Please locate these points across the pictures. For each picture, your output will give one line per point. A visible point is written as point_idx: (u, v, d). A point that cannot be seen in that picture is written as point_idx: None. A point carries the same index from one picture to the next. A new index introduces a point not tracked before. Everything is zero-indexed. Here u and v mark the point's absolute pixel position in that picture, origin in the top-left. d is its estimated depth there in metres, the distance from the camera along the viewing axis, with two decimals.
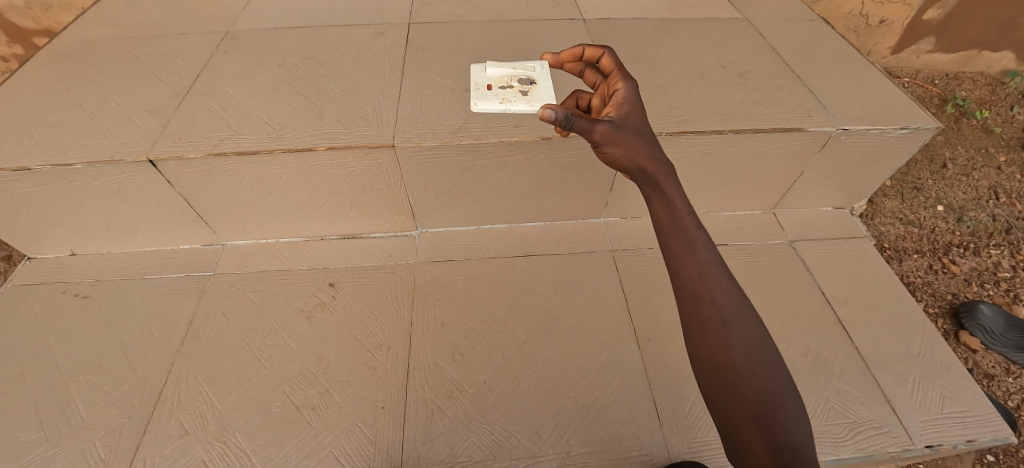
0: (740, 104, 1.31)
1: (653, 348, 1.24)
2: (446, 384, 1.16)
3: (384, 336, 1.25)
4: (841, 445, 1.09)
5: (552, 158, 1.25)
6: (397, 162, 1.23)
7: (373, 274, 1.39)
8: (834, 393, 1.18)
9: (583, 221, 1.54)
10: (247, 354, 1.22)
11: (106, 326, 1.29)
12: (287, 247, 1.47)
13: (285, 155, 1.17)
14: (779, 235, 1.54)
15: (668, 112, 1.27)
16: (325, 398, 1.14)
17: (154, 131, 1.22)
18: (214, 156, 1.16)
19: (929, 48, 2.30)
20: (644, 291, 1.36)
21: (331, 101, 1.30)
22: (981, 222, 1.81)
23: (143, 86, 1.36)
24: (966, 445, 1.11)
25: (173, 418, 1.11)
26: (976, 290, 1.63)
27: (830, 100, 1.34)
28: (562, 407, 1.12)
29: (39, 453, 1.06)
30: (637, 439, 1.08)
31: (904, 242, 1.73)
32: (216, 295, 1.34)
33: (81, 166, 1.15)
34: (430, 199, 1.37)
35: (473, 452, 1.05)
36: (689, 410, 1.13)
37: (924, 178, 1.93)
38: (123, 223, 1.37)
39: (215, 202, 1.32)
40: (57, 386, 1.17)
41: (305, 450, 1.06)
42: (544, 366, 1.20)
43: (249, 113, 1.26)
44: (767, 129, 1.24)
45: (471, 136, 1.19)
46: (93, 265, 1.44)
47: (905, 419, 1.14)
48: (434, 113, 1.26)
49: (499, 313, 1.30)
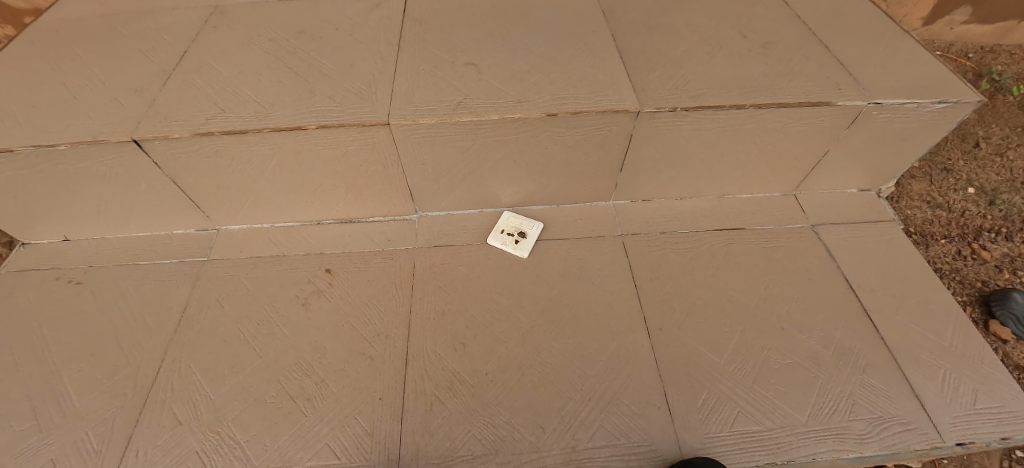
0: (763, 76, 1.20)
1: (665, 339, 1.17)
2: (446, 375, 1.11)
3: (382, 324, 1.20)
4: (866, 442, 1.03)
5: (558, 136, 1.17)
6: (394, 141, 1.15)
7: (371, 260, 1.33)
8: (859, 386, 1.11)
9: (591, 204, 1.46)
10: (242, 342, 1.19)
11: (100, 314, 1.25)
12: (283, 232, 1.42)
13: (274, 135, 1.10)
14: (800, 219, 1.45)
15: (684, 86, 1.17)
16: (321, 388, 1.10)
17: (139, 111, 1.15)
18: (200, 136, 1.09)
19: (964, 19, 2.14)
20: (656, 278, 1.29)
21: (324, 78, 1.22)
22: (1015, 205, 1.69)
23: (129, 64, 1.30)
24: (1001, 443, 1.04)
25: (166, 408, 1.08)
26: (1008, 277, 1.53)
27: (862, 71, 1.23)
28: (567, 400, 1.07)
29: (32, 442, 1.05)
30: (646, 434, 1.02)
31: (931, 227, 1.64)
32: (210, 282, 1.30)
33: (64, 147, 1.09)
34: (430, 181, 1.30)
35: (474, 446, 1.01)
36: (703, 404, 1.07)
37: (955, 158, 1.81)
38: (113, 208, 1.32)
39: (206, 185, 1.26)
40: (50, 375, 1.15)
41: (300, 442, 1.03)
42: (549, 357, 1.14)
43: (237, 91, 1.19)
44: (793, 103, 1.13)
45: (472, 113, 1.10)
46: (87, 250, 1.40)
47: (934, 415, 1.07)
48: (432, 89, 1.17)
49: (502, 301, 1.24)
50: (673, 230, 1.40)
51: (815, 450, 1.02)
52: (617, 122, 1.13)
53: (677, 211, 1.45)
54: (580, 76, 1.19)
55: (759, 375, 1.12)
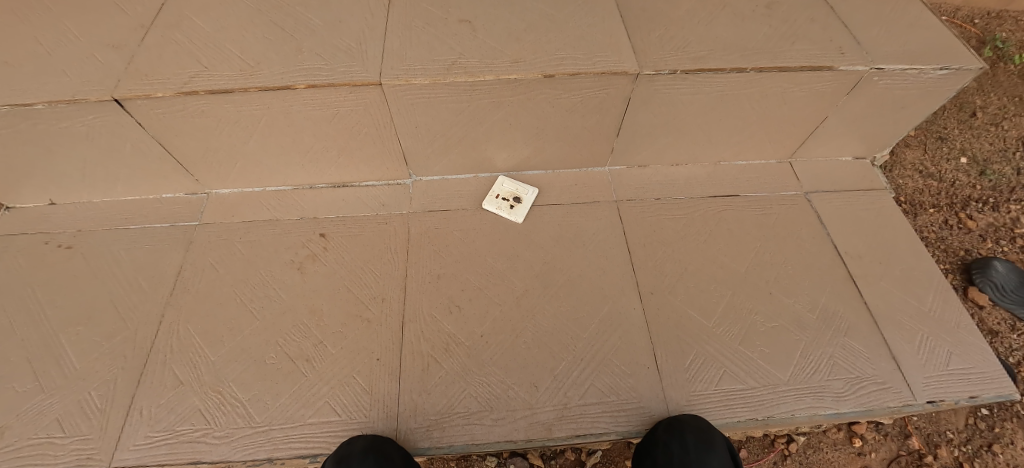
0: (765, 39, 1.17)
1: (656, 302, 1.20)
2: (442, 337, 1.13)
3: (378, 288, 1.21)
4: (843, 400, 1.08)
5: (554, 99, 1.14)
6: (386, 102, 1.12)
7: (366, 224, 1.33)
8: (839, 348, 1.15)
9: (586, 170, 1.45)
10: (239, 306, 1.20)
11: (93, 278, 1.25)
12: (275, 196, 1.40)
13: (262, 95, 1.06)
14: (793, 187, 1.45)
15: (685, 47, 1.14)
16: (319, 350, 1.12)
17: (118, 68, 1.09)
18: (184, 96, 1.05)
19: None
20: (649, 244, 1.30)
21: (311, 34, 1.17)
22: (1004, 176, 1.70)
23: (104, 18, 1.23)
24: (969, 401, 1.10)
25: (167, 369, 1.10)
26: (990, 246, 1.57)
27: (866, 34, 1.20)
28: (560, 361, 1.10)
29: (36, 402, 1.07)
30: (635, 392, 1.07)
31: (921, 196, 1.66)
32: (203, 246, 1.29)
33: (42, 106, 1.04)
34: (423, 144, 1.28)
35: (469, 404, 1.05)
36: (690, 364, 1.11)
37: (951, 127, 1.81)
38: (98, 171, 1.28)
39: (193, 147, 1.22)
40: (48, 338, 1.15)
41: (300, 401, 1.06)
42: (543, 320, 1.16)
43: (221, 47, 1.14)
44: (794, 67, 1.11)
45: (466, 73, 1.07)
46: (75, 214, 1.37)
47: (909, 376, 1.12)
48: (425, 47, 1.13)
49: (497, 266, 1.26)
50: (667, 197, 1.40)
51: (794, 407, 1.07)
52: (615, 85, 1.11)
53: (673, 177, 1.45)
54: (578, 36, 1.15)
55: (745, 337, 1.15)
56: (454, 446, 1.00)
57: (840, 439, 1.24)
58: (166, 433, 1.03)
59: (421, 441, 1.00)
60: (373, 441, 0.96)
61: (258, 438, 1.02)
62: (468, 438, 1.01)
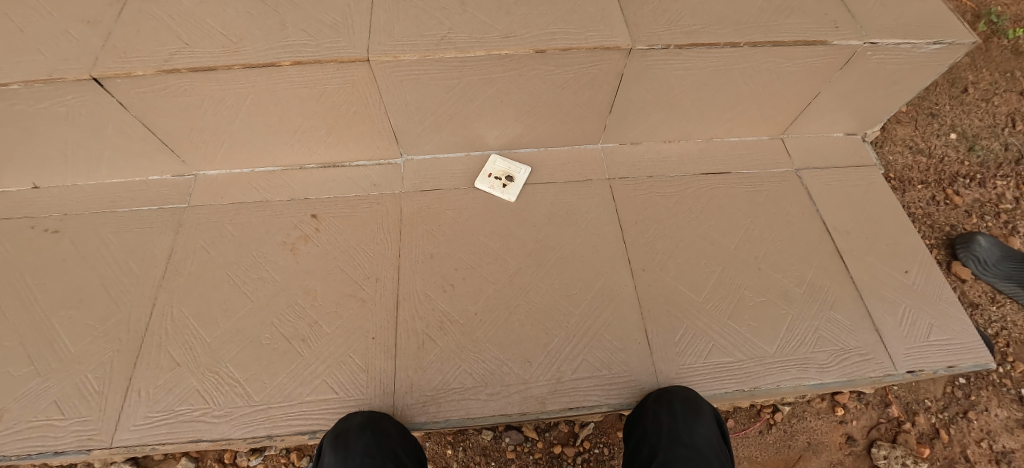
0: (760, 12, 1.15)
1: (647, 279, 1.21)
2: (436, 315, 1.14)
3: (371, 268, 1.22)
4: (827, 370, 1.12)
5: (546, 75, 1.13)
6: (374, 79, 1.09)
7: (357, 205, 1.32)
8: (825, 321, 1.18)
9: (579, 147, 1.44)
10: (232, 287, 1.20)
11: (83, 263, 1.24)
12: (264, 177, 1.38)
13: (246, 72, 1.03)
14: (785, 163, 1.46)
15: (679, 21, 1.12)
16: (314, 330, 1.13)
17: (95, 45, 1.05)
18: (166, 74, 1.01)
19: None
20: (641, 222, 1.31)
21: (295, 9, 1.14)
22: (991, 152, 1.72)
23: None
24: (947, 370, 1.14)
25: (163, 351, 1.10)
26: (975, 222, 1.60)
27: (861, 7, 1.19)
28: (552, 337, 1.12)
29: (33, 386, 1.07)
30: (627, 367, 1.09)
31: (910, 173, 1.67)
32: (193, 228, 1.28)
33: (18, 86, 1.00)
34: (414, 122, 1.26)
35: (464, 380, 1.07)
36: (680, 338, 1.13)
37: (942, 103, 1.81)
38: (81, 153, 1.25)
39: (178, 127, 1.19)
40: (39, 324, 1.15)
41: (298, 379, 1.07)
42: (536, 297, 1.18)
43: (201, 23, 1.10)
44: (788, 42, 1.10)
45: (456, 48, 1.04)
46: (60, 198, 1.34)
47: (890, 346, 1.16)
48: (412, 21, 1.10)
49: (490, 244, 1.26)
50: (660, 174, 1.40)
51: (780, 377, 1.10)
52: (607, 60, 1.09)
53: (665, 154, 1.45)
54: (570, 10, 1.12)
55: (734, 312, 1.18)
56: (450, 420, 1.03)
57: (823, 408, 1.29)
58: (166, 413, 1.04)
59: (417, 416, 1.03)
60: (371, 416, 0.98)
61: (257, 415, 1.04)
62: (463, 412, 1.03)
